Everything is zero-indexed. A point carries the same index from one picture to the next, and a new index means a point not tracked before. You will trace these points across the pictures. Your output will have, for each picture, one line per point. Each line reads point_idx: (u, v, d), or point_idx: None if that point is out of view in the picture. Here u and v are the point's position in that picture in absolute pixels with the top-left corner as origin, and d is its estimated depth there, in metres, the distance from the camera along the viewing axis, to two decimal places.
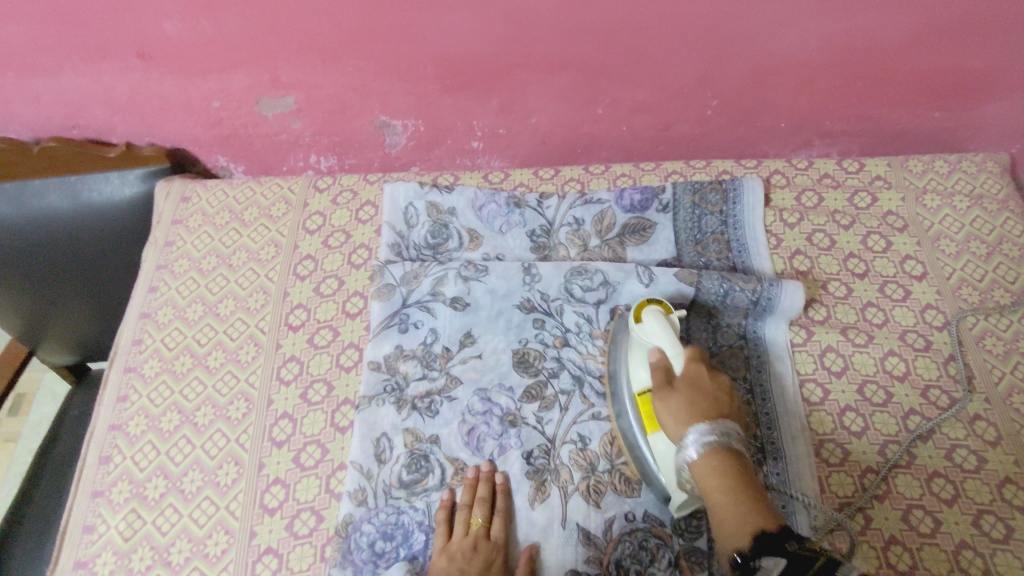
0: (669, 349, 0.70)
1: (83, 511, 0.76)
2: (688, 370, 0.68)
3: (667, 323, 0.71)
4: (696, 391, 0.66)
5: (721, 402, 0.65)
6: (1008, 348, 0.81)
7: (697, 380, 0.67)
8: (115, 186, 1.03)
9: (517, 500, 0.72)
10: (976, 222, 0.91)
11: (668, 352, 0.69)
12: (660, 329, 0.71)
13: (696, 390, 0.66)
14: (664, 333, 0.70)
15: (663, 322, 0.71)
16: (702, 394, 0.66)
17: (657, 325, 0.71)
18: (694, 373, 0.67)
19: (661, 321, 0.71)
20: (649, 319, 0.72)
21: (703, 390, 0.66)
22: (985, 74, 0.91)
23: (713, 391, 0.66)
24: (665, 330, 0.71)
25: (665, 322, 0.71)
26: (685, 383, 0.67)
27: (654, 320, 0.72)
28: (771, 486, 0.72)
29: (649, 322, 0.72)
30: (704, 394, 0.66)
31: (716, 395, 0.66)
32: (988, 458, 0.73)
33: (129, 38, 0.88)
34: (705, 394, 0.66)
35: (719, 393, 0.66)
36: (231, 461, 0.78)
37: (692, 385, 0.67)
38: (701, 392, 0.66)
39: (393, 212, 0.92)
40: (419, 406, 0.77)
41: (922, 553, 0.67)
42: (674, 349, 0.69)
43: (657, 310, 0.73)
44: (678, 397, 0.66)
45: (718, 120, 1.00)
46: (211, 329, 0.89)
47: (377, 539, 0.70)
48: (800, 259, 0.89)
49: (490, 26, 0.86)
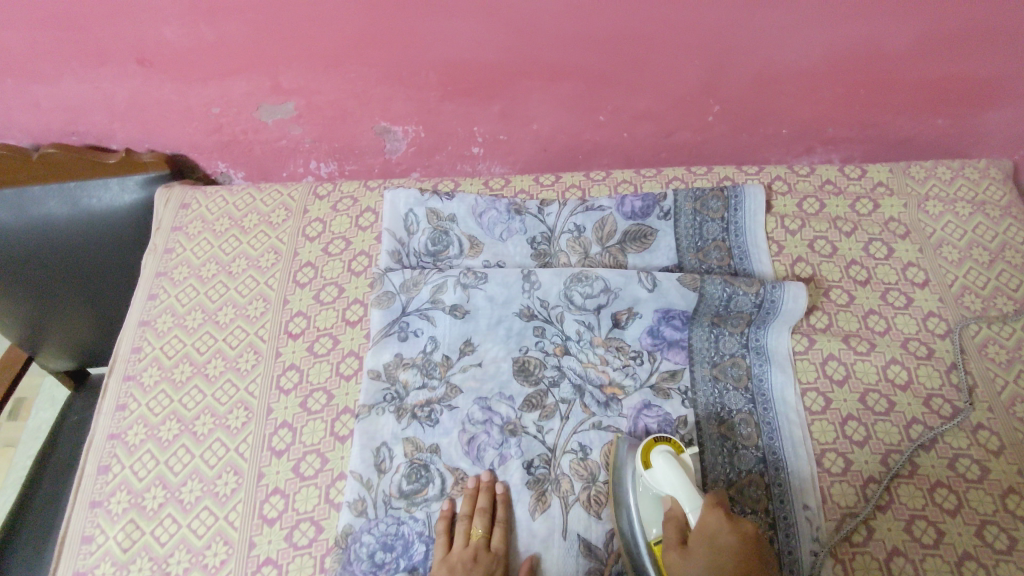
0: (685, 501, 0.64)
1: (82, 522, 0.76)
2: (705, 524, 0.61)
3: (678, 468, 0.65)
4: (714, 551, 0.59)
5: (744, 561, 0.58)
6: (1011, 356, 0.80)
7: (714, 536, 0.60)
8: (115, 193, 1.03)
9: (517, 510, 0.72)
10: (978, 228, 0.91)
11: (684, 505, 0.63)
12: (674, 478, 0.65)
13: (714, 549, 0.59)
14: (676, 482, 0.65)
15: (674, 468, 0.65)
16: (721, 555, 0.58)
17: (667, 471, 0.65)
18: (712, 527, 0.60)
19: (671, 465, 0.66)
20: (658, 464, 0.66)
21: (722, 549, 0.59)
22: (988, 81, 0.91)
23: (734, 550, 0.59)
24: (677, 477, 0.65)
25: (676, 466, 0.65)
26: (701, 542, 0.60)
27: (663, 466, 0.66)
28: (772, 496, 0.72)
29: (659, 467, 0.66)
30: (724, 554, 0.59)
31: (738, 554, 0.59)
32: (991, 467, 0.72)
33: (129, 44, 0.87)
34: (726, 555, 0.58)
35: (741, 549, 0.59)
36: (231, 470, 0.77)
37: (709, 544, 0.59)
38: (720, 552, 0.59)
39: (394, 218, 0.91)
40: (419, 415, 0.77)
41: (925, 564, 0.67)
42: (689, 502, 0.63)
43: (667, 451, 0.67)
44: (694, 562, 0.59)
45: (720, 128, 0.99)
46: (211, 337, 0.89)
47: (378, 550, 0.70)
48: (802, 266, 0.89)
49: (492, 33, 0.86)
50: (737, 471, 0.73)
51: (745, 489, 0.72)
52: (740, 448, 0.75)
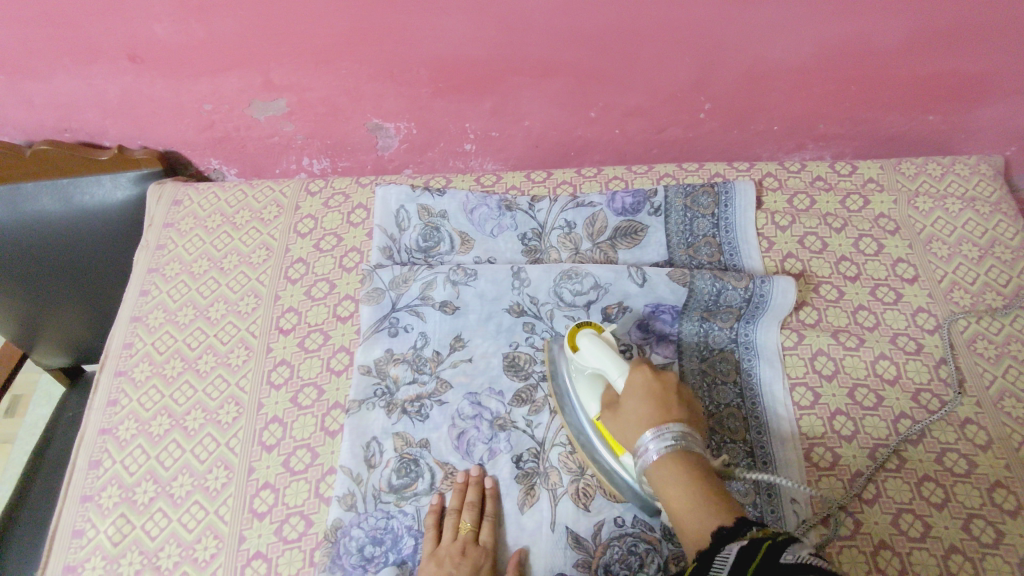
0: (612, 368, 0.68)
1: (73, 516, 0.76)
2: (633, 378, 0.66)
3: (599, 341, 0.70)
4: (641, 396, 0.64)
5: (667, 400, 0.63)
6: (1000, 351, 0.80)
7: (641, 385, 0.65)
8: (107, 189, 1.03)
9: (506, 504, 0.72)
10: (968, 225, 0.91)
11: (609, 371, 0.68)
12: (596, 350, 0.70)
13: (641, 395, 0.64)
14: (601, 355, 0.69)
15: (598, 343, 0.70)
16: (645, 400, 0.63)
17: (590, 344, 0.70)
18: (640, 378, 0.65)
19: (594, 340, 0.70)
20: (583, 342, 0.71)
21: (649, 394, 0.64)
22: (977, 77, 0.91)
23: (660, 393, 0.64)
24: (598, 348, 0.70)
25: (597, 342, 0.70)
26: (630, 394, 0.65)
27: (587, 343, 0.71)
28: (760, 489, 0.72)
29: (583, 345, 0.71)
30: (649, 399, 0.63)
31: (664, 396, 0.63)
32: (978, 461, 0.73)
33: (120, 41, 0.87)
34: (652, 397, 0.63)
35: (665, 391, 0.64)
36: (222, 464, 0.78)
37: (636, 391, 0.64)
38: (647, 396, 0.64)
39: (385, 214, 0.92)
40: (409, 410, 0.77)
41: (912, 557, 0.67)
42: (615, 367, 0.68)
43: (590, 332, 0.72)
44: (627, 409, 0.64)
45: (710, 124, 1.00)
46: (203, 333, 0.89)
47: (367, 543, 0.70)
48: (792, 262, 0.89)
49: (481, 29, 0.86)
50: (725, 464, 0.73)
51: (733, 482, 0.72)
52: (729, 441, 0.75)
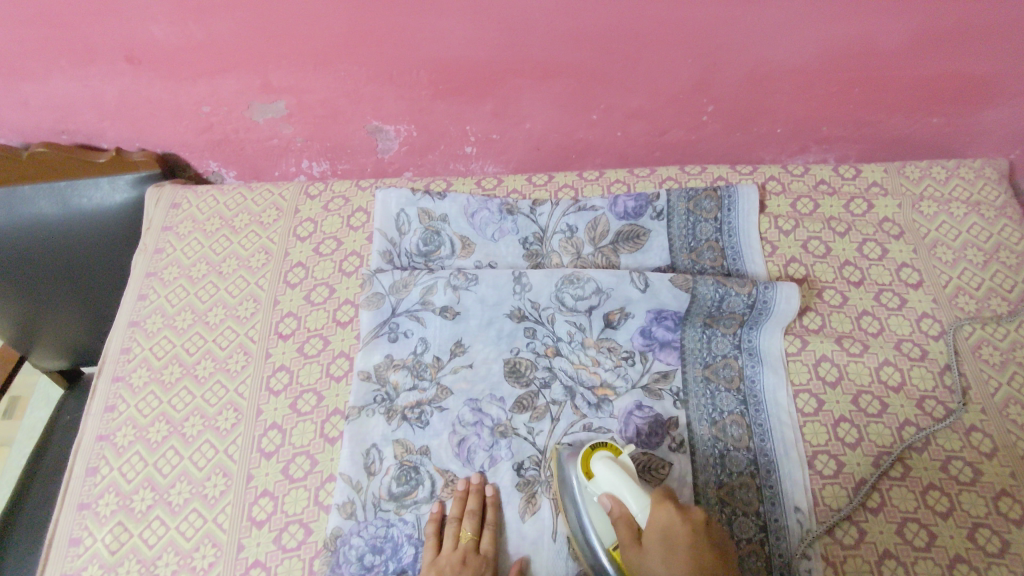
0: (633, 502, 0.62)
1: (71, 524, 0.76)
2: (657, 523, 0.59)
3: (617, 468, 0.64)
4: (669, 548, 0.57)
5: (699, 551, 0.57)
6: (1005, 358, 0.80)
7: (667, 533, 0.58)
8: (105, 192, 1.02)
9: (507, 512, 0.71)
10: (973, 229, 0.90)
11: (629, 506, 0.62)
12: (614, 480, 0.63)
13: (668, 546, 0.57)
14: (619, 484, 0.63)
15: (615, 471, 0.64)
16: (675, 547, 0.57)
17: (607, 473, 0.64)
18: (664, 523, 0.59)
19: (611, 468, 0.64)
20: (599, 470, 0.65)
21: (677, 543, 0.57)
22: (982, 79, 0.90)
23: (688, 543, 0.57)
24: (615, 478, 0.64)
25: (615, 471, 0.64)
26: (655, 539, 0.58)
27: (604, 471, 0.64)
28: (764, 497, 0.71)
29: (600, 473, 0.65)
30: (679, 549, 0.57)
31: (693, 547, 0.57)
32: (984, 470, 0.72)
33: (116, 42, 0.87)
34: (681, 546, 0.57)
35: (694, 540, 0.57)
36: (220, 471, 0.77)
37: (662, 540, 0.58)
38: (676, 549, 0.57)
39: (385, 218, 0.91)
40: (409, 417, 0.77)
41: (917, 566, 0.67)
42: (635, 501, 0.62)
43: (606, 456, 0.66)
44: (653, 561, 0.57)
45: (713, 126, 0.99)
46: (201, 338, 0.88)
47: (367, 552, 0.69)
48: (796, 267, 0.88)
49: (482, 31, 0.85)
50: (728, 472, 0.73)
51: (737, 490, 0.72)
52: (732, 449, 0.74)
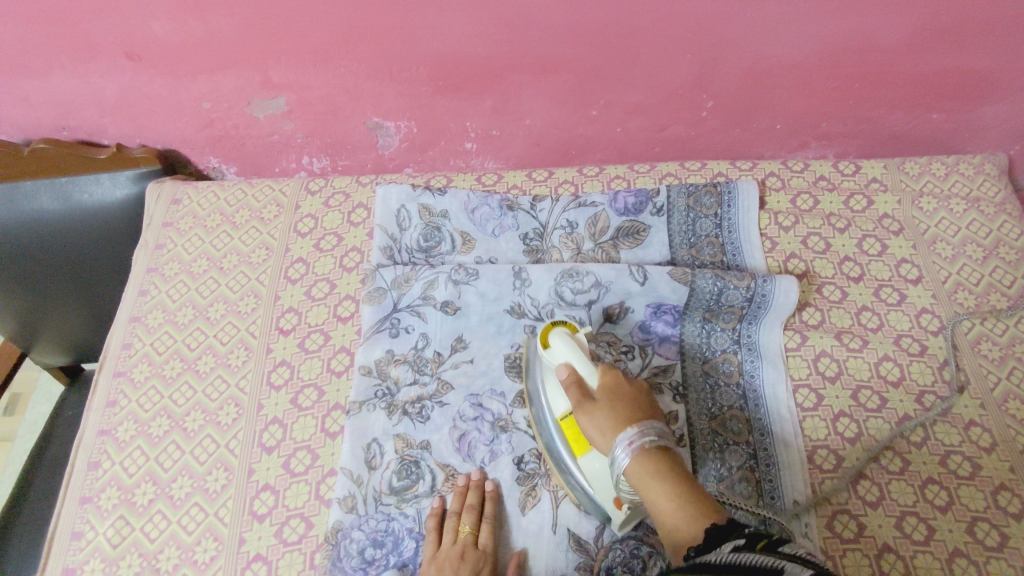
0: (583, 364, 0.64)
1: (72, 518, 0.76)
2: (605, 380, 0.63)
3: (572, 339, 0.67)
4: (616, 399, 0.61)
5: (642, 403, 0.62)
6: (1004, 353, 0.80)
7: (615, 388, 0.62)
8: (106, 188, 1.02)
9: (508, 506, 0.72)
10: (972, 225, 0.90)
11: (579, 367, 0.65)
12: (567, 346, 0.66)
13: (614, 397, 0.62)
14: (574, 350, 0.66)
15: (570, 339, 0.67)
16: (623, 400, 0.61)
17: (563, 340, 0.67)
18: (612, 380, 0.63)
19: (567, 339, 0.66)
20: (555, 339, 0.67)
21: (625, 397, 0.62)
22: (981, 75, 0.90)
23: (633, 395, 0.62)
24: (569, 344, 0.66)
25: (570, 338, 0.67)
26: (605, 393, 0.62)
27: (559, 338, 0.67)
28: (763, 491, 0.72)
29: (554, 342, 0.67)
30: (627, 400, 0.61)
31: (638, 400, 0.62)
32: (983, 464, 0.72)
33: (116, 39, 0.87)
34: (628, 399, 0.61)
35: (639, 395, 0.63)
36: (221, 466, 0.77)
37: (613, 395, 0.62)
38: (622, 399, 0.61)
39: (386, 214, 0.91)
40: (410, 411, 0.77)
41: (916, 560, 0.67)
42: (586, 364, 0.64)
43: (563, 329, 0.68)
44: (601, 409, 0.61)
45: (712, 122, 0.99)
46: (202, 333, 0.88)
47: (368, 546, 0.69)
48: (795, 263, 0.89)
49: (481, 27, 0.85)
50: (728, 466, 0.73)
51: (736, 485, 0.72)
52: (731, 443, 0.75)
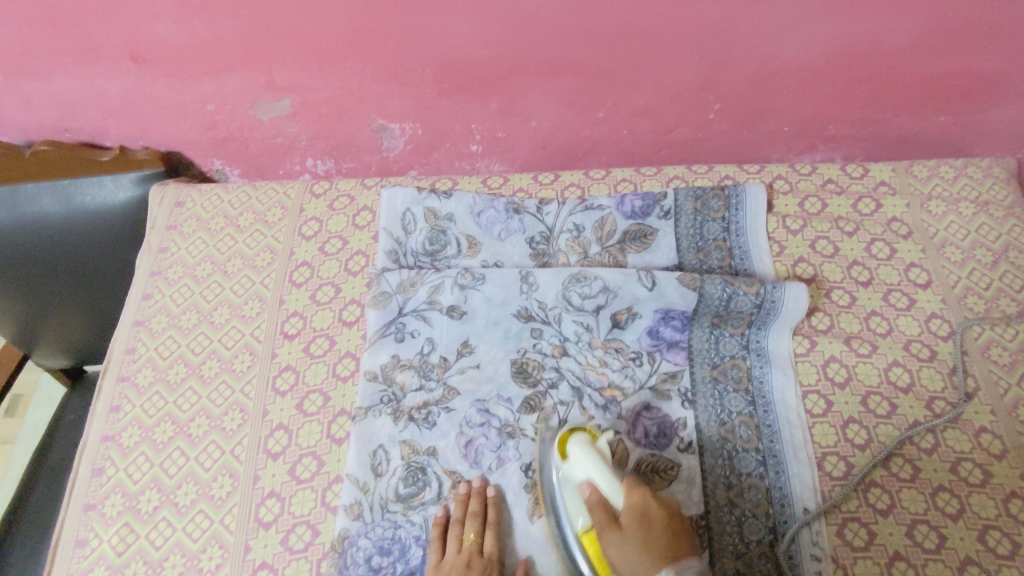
0: (606, 484, 0.66)
1: (76, 525, 0.75)
2: (631, 503, 0.64)
3: (594, 454, 0.67)
4: (645, 528, 0.62)
5: (670, 530, 0.63)
6: (1014, 358, 0.79)
7: (643, 513, 0.63)
8: (109, 191, 1.02)
9: (515, 513, 0.71)
10: (982, 229, 0.90)
11: (604, 488, 0.65)
12: (592, 465, 0.67)
13: (643, 524, 0.63)
14: (597, 469, 0.66)
15: (592, 455, 0.67)
16: (651, 529, 0.62)
17: (585, 457, 0.67)
18: (640, 505, 0.64)
19: (591, 455, 0.67)
20: (576, 453, 0.68)
21: (651, 523, 0.63)
22: (991, 78, 0.89)
23: (660, 519, 0.63)
24: (592, 462, 0.67)
25: (590, 452, 0.68)
26: (631, 517, 0.63)
27: (581, 453, 0.68)
28: (772, 499, 0.71)
29: (578, 457, 0.68)
30: (655, 528, 0.63)
31: (666, 527, 0.63)
32: (994, 471, 0.71)
33: (120, 40, 0.86)
34: (656, 526, 0.63)
35: (665, 516, 0.64)
36: (226, 472, 0.77)
37: (639, 520, 0.63)
38: (651, 527, 0.62)
39: (391, 217, 0.91)
40: (416, 417, 0.76)
41: (927, 569, 0.66)
42: (609, 485, 0.66)
43: (583, 441, 0.69)
44: (631, 540, 0.62)
45: (719, 125, 0.98)
46: (206, 338, 0.88)
47: (374, 554, 0.69)
48: (804, 267, 0.88)
49: (488, 29, 0.84)
50: (737, 473, 0.73)
51: (746, 492, 0.72)
52: (740, 450, 0.74)
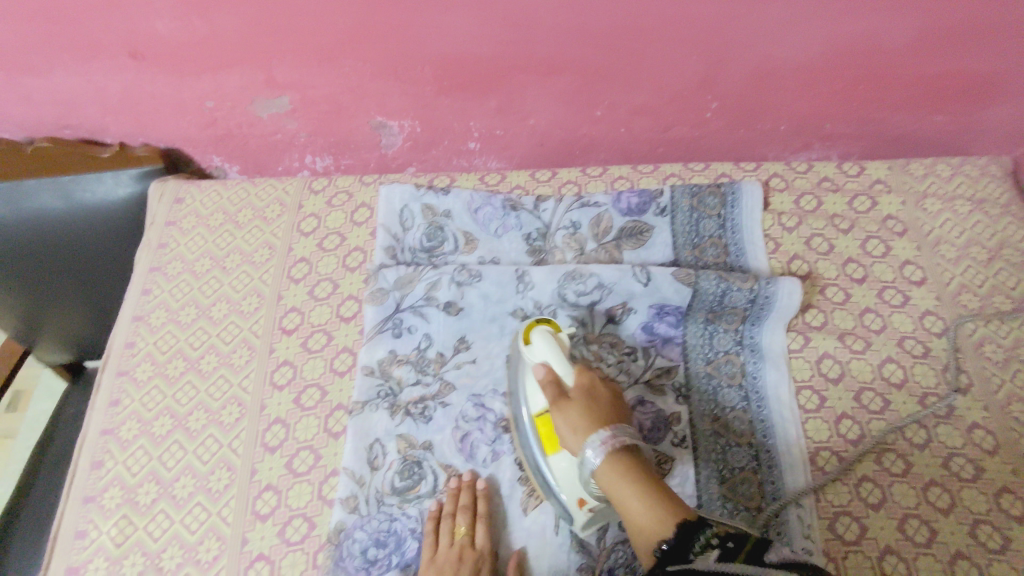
0: (559, 364, 0.66)
1: (75, 517, 0.76)
2: (581, 380, 0.66)
3: (553, 338, 0.68)
4: (591, 400, 0.64)
5: (615, 406, 0.65)
6: (1008, 355, 0.80)
7: (591, 389, 0.65)
8: (109, 186, 1.03)
9: (510, 506, 0.72)
10: (977, 226, 0.90)
11: (557, 368, 0.66)
12: (548, 347, 0.67)
13: (590, 399, 0.65)
14: (551, 350, 0.67)
15: (548, 339, 0.67)
16: (596, 401, 0.64)
17: (544, 341, 0.67)
18: (588, 382, 0.66)
19: (548, 338, 0.68)
20: (535, 337, 0.69)
21: (596, 398, 0.65)
22: (987, 78, 0.90)
23: (607, 398, 0.65)
24: (550, 345, 0.67)
25: (551, 337, 0.68)
26: (579, 393, 0.65)
27: (540, 336, 0.68)
28: (765, 493, 0.72)
29: (536, 340, 0.68)
30: (599, 401, 0.64)
31: (611, 405, 0.65)
32: (986, 466, 0.72)
33: (120, 37, 0.87)
34: (600, 401, 0.65)
35: (610, 397, 0.66)
36: (224, 466, 0.77)
37: (586, 396, 0.65)
38: (596, 402, 0.64)
39: (389, 214, 0.91)
40: (412, 412, 0.77)
41: (917, 562, 0.67)
42: (562, 364, 0.66)
43: (546, 329, 0.69)
44: (576, 407, 0.64)
45: (717, 123, 0.99)
46: (205, 332, 0.88)
47: (370, 546, 0.70)
48: (799, 264, 0.88)
49: (486, 27, 0.85)
50: (730, 468, 0.73)
51: (739, 486, 0.72)
52: (733, 444, 0.75)
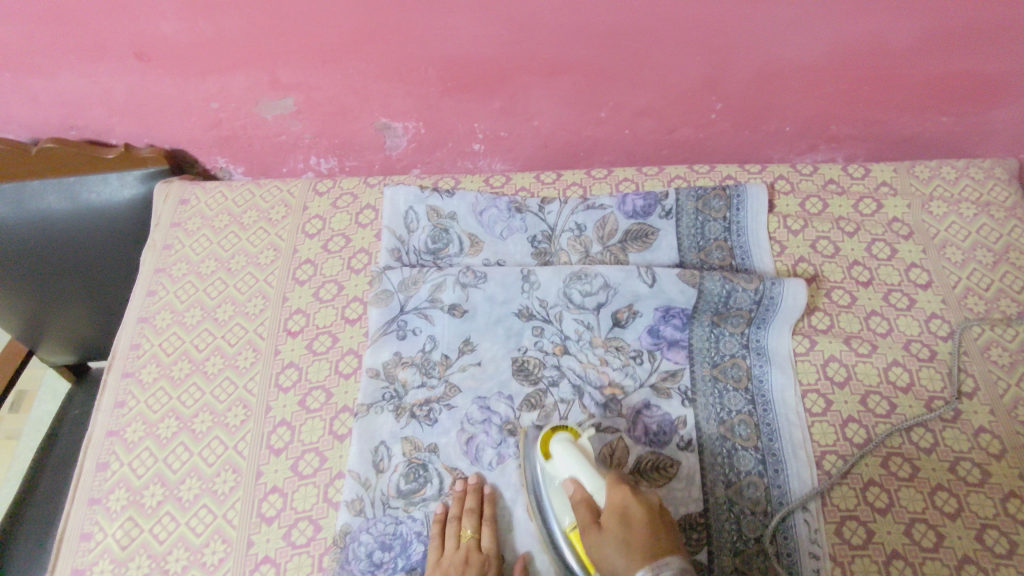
0: (588, 479, 0.65)
1: (81, 519, 0.76)
2: (612, 499, 0.62)
3: (576, 450, 0.67)
4: (626, 526, 0.59)
5: (655, 529, 0.59)
6: (1014, 359, 0.79)
7: (624, 510, 0.60)
8: (114, 187, 1.03)
9: (515, 511, 0.72)
10: (983, 230, 0.90)
11: (585, 483, 0.64)
12: (571, 460, 0.66)
13: (624, 522, 0.60)
14: (574, 464, 0.66)
15: (571, 452, 0.67)
16: (632, 525, 0.59)
17: (564, 453, 0.67)
18: (621, 502, 0.61)
19: (569, 448, 0.67)
20: (556, 451, 0.68)
21: (632, 522, 0.59)
22: (993, 79, 0.90)
23: (643, 518, 0.59)
24: (574, 458, 0.66)
25: (571, 448, 0.67)
26: (613, 517, 0.60)
27: (561, 450, 0.68)
28: (771, 496, 0.72)
29: (558, 454, 0.68)
30: (636, 526, 0.59)
31: (649, 525, 0.59)
32: (992, 471, 0.72)
33: (126, 38, 0.86)
34: (636, 524, 0.59)
35: (648, 516, 0.60)
36: (230, 468, 0.77)
37: (620, 518, 0.60)
38: (632, 525, 0.59)
39: (394, 216, 0.91)
40: (418, 414, 0.77)
41: (924, 567, 0.67)
42: (588, 478, 0.65)
43: (565, 438, 0.69)
44: (611, 538, 0.59)
45: (721, 125, 0.99)
46: (210, 334, 0.88)
47: (376, 549, 0.69)
48: (804, 266, 0.88)
49: (491, 29, 0.85)
50: (736, 471, 0.73)
51: (745, 490, 0.72)
52: (740, 448, 0.75)
